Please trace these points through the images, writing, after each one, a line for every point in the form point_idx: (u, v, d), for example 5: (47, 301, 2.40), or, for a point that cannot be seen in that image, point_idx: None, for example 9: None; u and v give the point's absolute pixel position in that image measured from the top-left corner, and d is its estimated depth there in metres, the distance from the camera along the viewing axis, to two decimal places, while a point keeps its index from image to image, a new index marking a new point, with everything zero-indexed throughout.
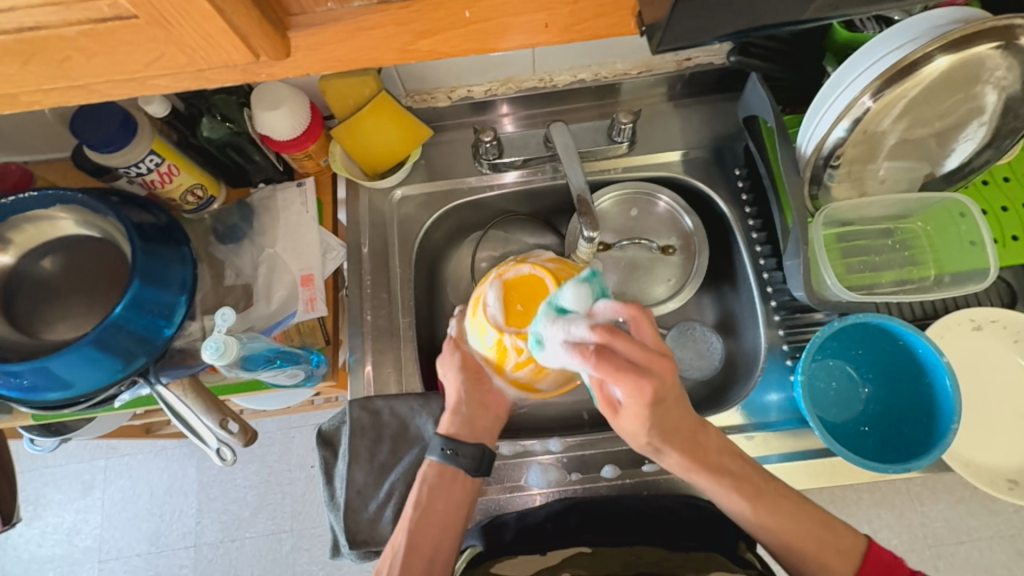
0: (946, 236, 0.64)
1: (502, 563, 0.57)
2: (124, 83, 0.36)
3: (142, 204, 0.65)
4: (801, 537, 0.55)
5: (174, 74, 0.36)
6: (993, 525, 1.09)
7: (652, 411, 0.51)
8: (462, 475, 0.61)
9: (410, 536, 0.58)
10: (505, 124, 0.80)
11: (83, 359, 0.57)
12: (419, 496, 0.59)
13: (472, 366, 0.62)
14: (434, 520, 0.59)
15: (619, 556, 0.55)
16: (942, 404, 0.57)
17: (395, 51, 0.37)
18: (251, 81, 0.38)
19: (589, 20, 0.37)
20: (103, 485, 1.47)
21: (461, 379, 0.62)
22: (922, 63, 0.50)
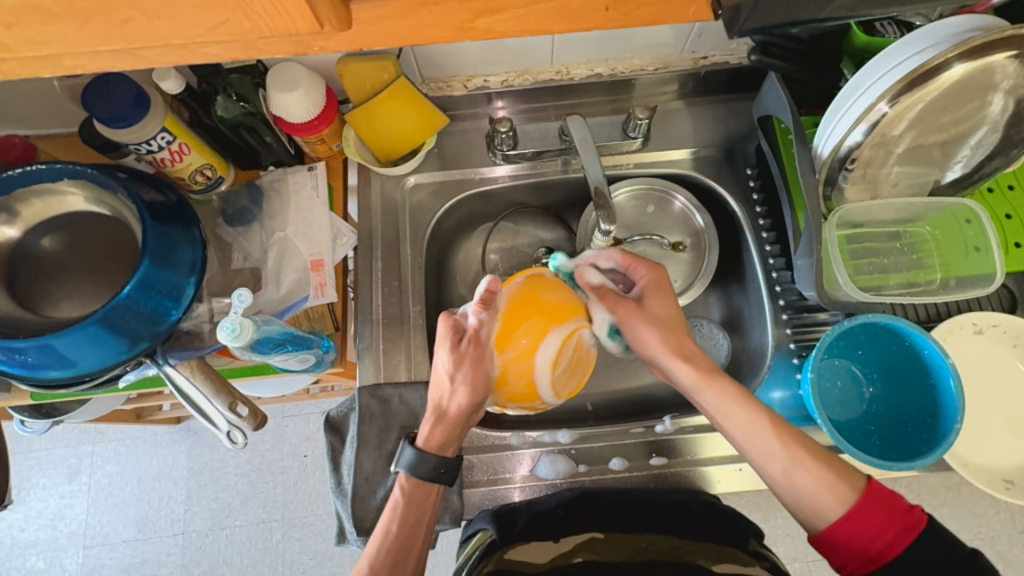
0: (952, 242, 0.66)
1: (517, 548, 0.56)
2: (173, 49, 0.36)
3: (151, 182, 0.64)
4: (811, 477, 0.52)
5: (228, 43, 0.36)
6: (974, 528, 1.16)
7: (629, 337, 0.47)
8: (435, 489, 0.60)
9: (393, 555, 0.56)
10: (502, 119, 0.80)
11: (90, 338, 0.56)
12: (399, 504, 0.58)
13: (477, 391, 0.59)
14: (411, 535, 0.58)
15: (632, 544, 0.56)
16: (947, 404, 0.58)
17: (451, 28, 0.38)
18: (302, 53, 0.38)
19: (648, 7, 0.39)
20: (89, 470, 1.45)
21: (468, 396, 0.59)
22: (942, 69, 0.51)
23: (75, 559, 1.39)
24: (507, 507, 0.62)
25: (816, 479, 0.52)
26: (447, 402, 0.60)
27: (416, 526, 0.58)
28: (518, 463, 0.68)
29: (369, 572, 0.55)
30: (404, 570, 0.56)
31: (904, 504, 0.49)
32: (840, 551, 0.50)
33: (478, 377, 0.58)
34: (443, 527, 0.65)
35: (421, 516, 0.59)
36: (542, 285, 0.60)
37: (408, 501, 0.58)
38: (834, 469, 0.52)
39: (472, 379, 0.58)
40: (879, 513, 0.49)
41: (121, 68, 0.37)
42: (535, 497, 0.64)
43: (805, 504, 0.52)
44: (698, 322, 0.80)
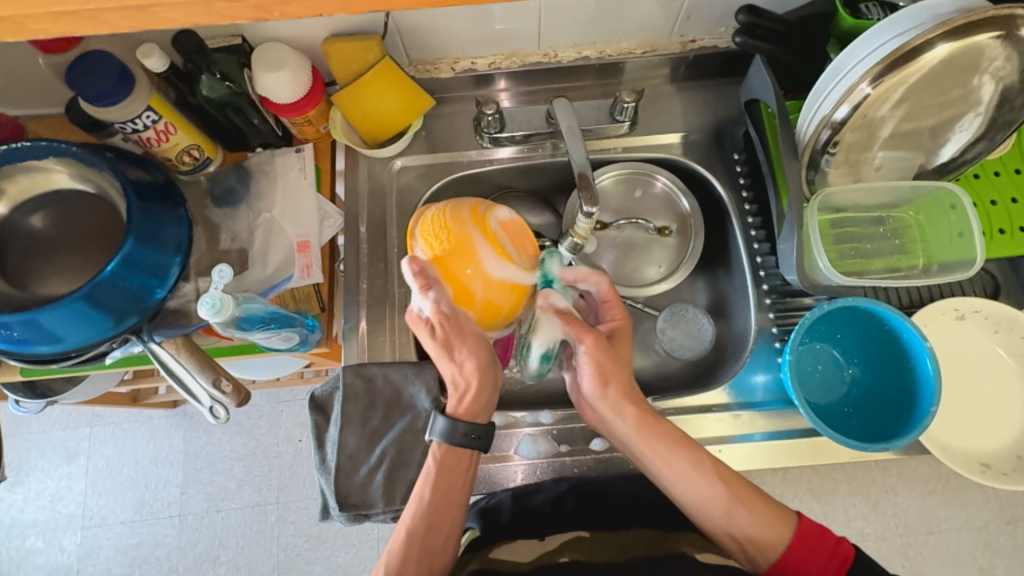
0: (937, 227, 0.66)
1: (500, 548, 0.57)
2: (135, 13, 0.37)
3: (137, 161, 0.65)
4: (750, 517, 0.56)
5: (186, 6, 0.36)
6: (962, 517, 1.20)
7: (612, 346, 0.61)
8: (469, 452, 0.59)
9: (426, 521, 0.57)
10: (503, 100, 0.80)
11: (75, 314, 0.56)
12: (432, 478, 0.58)
13: (482, 368, 0.57)
14: (447, 503, 0.58)
15: (618, 541, 0.56)
16: (923, 387, 0.59)
17: None
18: (264, 19, 0.38)
19: None
20: (87, 452, 1.46)
21: (471, 371, 0.58)
22: (924, 49, 0.51)
23: (73, 539, 1.41)
24: (490, 501, 0.65)
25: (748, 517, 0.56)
26: (459, 375, 0.58)
27: (453, 489, 0.58)
28: (498, 443, 0.69)
29: (404, 539, 0.57)
30: (437, 536, 0.58)
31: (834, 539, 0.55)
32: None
33: (471, 352, 0.57)
34: None
35: (457, 480, 0.59)
36: (441, 236, 0.56)
37: (443, 468, 0.58)
38: (771, 507, 0.57)
39: (464, 356, 0.57)
40: (818, 555, 0.55)
41: (85, 33, 0.37)
42: (522, 490, 0.65)
43: (751, 542, 0.57)
44: (682, 308, 0.80)
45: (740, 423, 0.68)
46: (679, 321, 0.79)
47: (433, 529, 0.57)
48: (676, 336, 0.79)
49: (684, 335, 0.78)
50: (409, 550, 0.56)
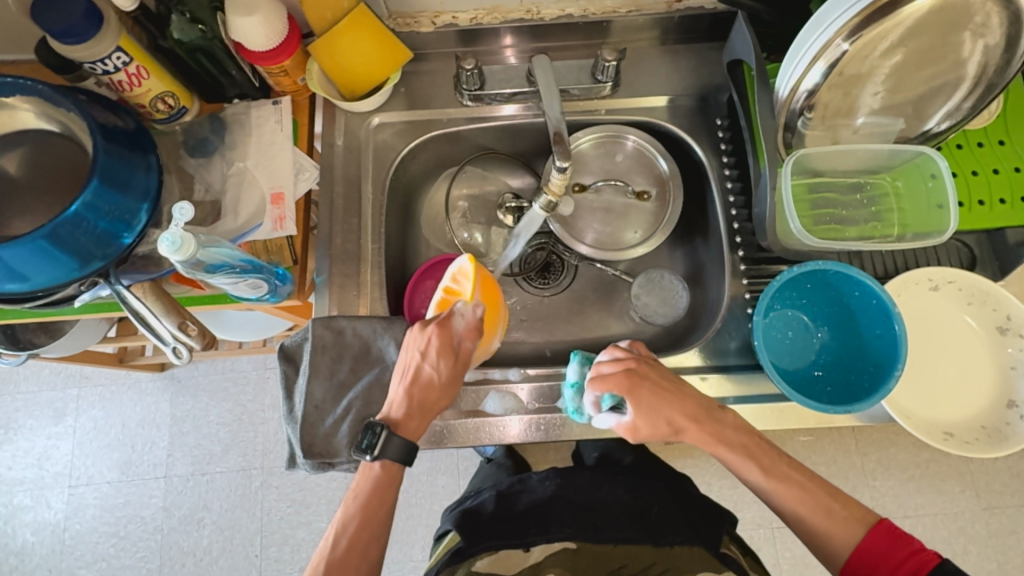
0: (914, 196, 0.65)
1: (484, 560, 0.63)
2: None
3: (107, 104, 0.64)
4: (813, 509, 0.56)
5: None
6: (939, 503, 1.21)
7: (648, 397, 0.58)
8: (394, 466, 0.59)
9: (368, 530, 0.57)
10: (509, 57, 0.79)
11: (38, 253, 0.56)
12: (365, 487, 0.58)
13: (435, 406, 0.61)
14: (370, 525, 0.57)
15: (605, 561, 0.63)
16: (891, 352, 0.59)
17: None
18: None
19: None
20: (75, 413, 1.48)
21: (430, 402, 0.61)
22: (903, 2, 0.50)
23: (60, 498, 1.42)
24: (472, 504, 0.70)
25: (841, 535, 0.55)
26: (433, 399, 0.61)
27: (372, 510, 0.57)
28: (465, 399, 0.69)
29: (340, 551, 0.56)
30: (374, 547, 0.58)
31: (913, 548, 0.52)
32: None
33: (448, 392, 0.61)
34: None
35: (381, 497, 0.58)
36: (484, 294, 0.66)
37: (376, 485, 0.58)
38: (829, 506, 0.56)
39: (434, 387, 0.61)
40: (887, 554, 0.53)
41: None
42: (508, 492, 0.71)
43: (814, 535, 0.56)
44: (659, 274, 0.80)
45: (708, 386, 0.68)
46: (655, 286, 0.80)
47: (354, 556, 0.56)
48: (651, 302, 0.79)
49: (659, 301, 0.79)
50: (349, 559, 0.56)
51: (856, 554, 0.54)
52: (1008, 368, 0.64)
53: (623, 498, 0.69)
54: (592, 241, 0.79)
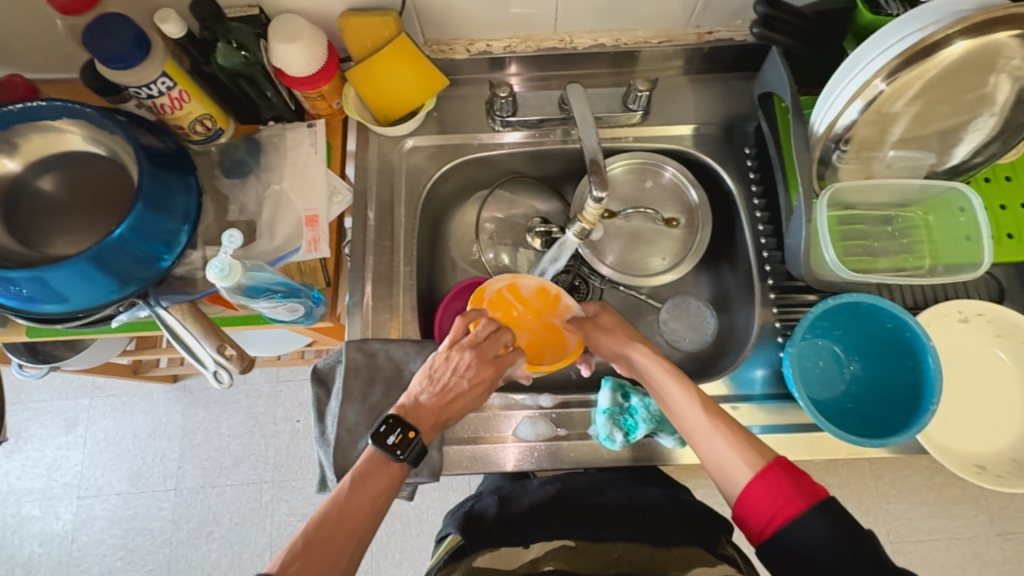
0: (943, 228, 0.66)
1: (484, 557, 0.58)
2: None
3: (148, 127, 0.65)
4: (726, 445, 0.55)
5: None
6: (953, 527, 1.20)
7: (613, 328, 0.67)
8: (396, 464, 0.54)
9: (346, 523, 0.49)
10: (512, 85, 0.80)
11: (82, 275, 0.57)
12: (357, 476, 0.52)
13: (453, 420, 0.59)
14: (365, 505, 0.51)
15: (604, 556, 0.58)
16: (924, 385, 0.59)
17: None
18: None
19: None
20: (86, 423, 1.47)
21: (451, 415, 0.59)
22: (942, 46, 0.51)
23: (68, 509, 1.41)
24: (474, 508, 0.65)
25: (743, 466, 0.53)
26: (463, 400, 0.59)
27: (374, 489, 0.52)
28: (497, 422, 0.70)
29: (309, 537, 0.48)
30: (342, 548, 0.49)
31: (805, 479, 0.51)
32: (745, 518, 0.53)
33: (475, 397, 0.60)
34: (420, 480, 0.66)
35: (383, 482, 0.53)
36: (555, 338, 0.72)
37: (380, 469, 0.53)
38: (745, 441, 0.55)
39: (462, 402, 0.59)
40: (777, 486, 0.51)
41: None
42: (509, 494, 0.67)
43: (724, 471, 0.55)
44: (686, 299, 0.80)
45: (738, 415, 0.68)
46: (681, 312, 0.80)
47: (344, 534, 0.49)
48: (679, 328, 0.79)
49: (687, 327, 0.79)
50: (317, 543, 0.48)
51: (749, 483, 0.52)
52: None
53: (624, 500, 0.66)
54: (615, 266, 0.80)
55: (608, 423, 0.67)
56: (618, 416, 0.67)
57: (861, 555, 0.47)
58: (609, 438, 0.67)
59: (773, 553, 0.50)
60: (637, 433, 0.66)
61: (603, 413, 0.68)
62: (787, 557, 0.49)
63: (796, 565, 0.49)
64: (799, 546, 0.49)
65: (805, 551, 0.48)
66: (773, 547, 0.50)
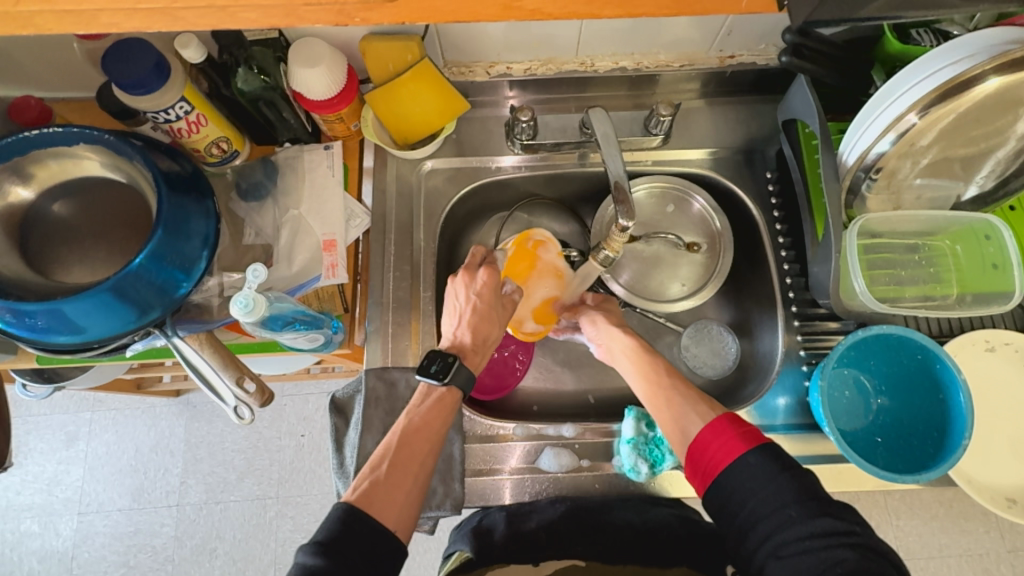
0: (971, 258, 0.65)
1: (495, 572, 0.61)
2: (212, 11, 0.36)
3: (166, 151, 0.63)
4: (679, 404, 0.58)
5: (267, 8, 0.35)
6: (963, 544, 1.20)
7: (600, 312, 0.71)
8: (445, 399, 0.59)
9: (400, 464, 0.54)
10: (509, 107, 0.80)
11: (99, 306, 0.55)
12: (410, 422, 0.57)
13: (494, 341, 0.65)
14: (425, 439, 0.57)
15: None
16: (956, 419, 0.58)
17: (498, 7, 0.37)
18: (344, 24, 0.37)
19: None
20: (87, 437, 1.45)
21: (490, 340, 0.64)
22: (976, 82, 0.50)
23: (69, 525, 1.39)
24: (482, 524, 0.65)
25: (694, 417, 0.55)
26: (488, 330, 0.64)
27: (433, 423, 0.58)
28: (518, 452, 0.70)
29: (370, 483, 0.52)
30: (399, 492, 0.53)
31: (745, 427, 0.51)
32: (693, 468, 0.53)
33: (496, 325, 0.65)
34: (443, 514, 0.65)
35: (440, 416, 0.58)
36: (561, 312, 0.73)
37: (438, 404, 0.59)
38: (699, 399, 0.57)
39: (493, 322, 0.64)
40: (720, 434, 0.52)
41: (158, 28, 0.36)
42: (517, 511, 0.65)
43: (677, 430, 0.56)
44: (706, 324, 0.80)
45: None
46: (703, 337, 0.79)
47: (412, 464, 0.55)
48: (700, 353, 0.79)
49: (708, 352, 0.78)
50: (383, 489, 0.52)
51: (698, 433, 0.54)
52: None
53: (634, 521, 0.63)
54: (633, 289, 0.79)
55: (633, 455, 0.66)
56: (643, 445, 0.66)
57: (796, 492, 0.46)
58: (632, 470, 0.66)
59: (713, 498, 0.50)
60: (663, 465, 0.66)
61: (625, 444, 0.67)
62: (725, 500, 0.49)
63: (734, 509, 0.48)
64: (736, 489, 0.48)
65: (740, 493, 0.48)
66: (713, 492, 0.50)
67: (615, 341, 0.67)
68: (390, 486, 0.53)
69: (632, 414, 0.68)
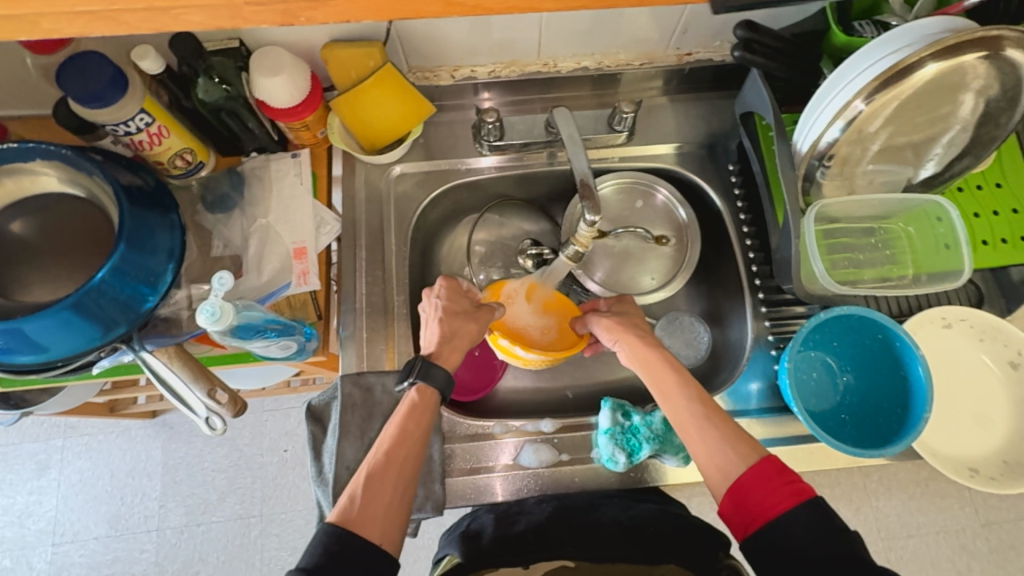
0: (925, 238, 0.68)
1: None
2: (155, 15, 0.36)
3: (127, 164, 0.62)
4: (713, 438, 0.54)
5: (209, 8, 0.36)
6: (940, 520, 1.23)
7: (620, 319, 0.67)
8: (429, 394, 0.60)
9: (382, 478, 0.53)
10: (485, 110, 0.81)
11: (61, 324, 0.54)
12: (392, 429, 0.56)
13: (465, 335, 0.64)
14: (408, 447, 0.56)
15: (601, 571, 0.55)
16: (916, 394, 0.61)
17: (440, 4, 0.39)
18: (288, 24, 0.38)
19: None
20: (59, 466, 1.40)
21: (462, 335, 0.64)
22: (916, 68, 0.52)
23: (43, 557, 1.34)
24: (472, 526, 0.65)
25: (735, 457, 0.52)
26: (457, 327, 0.65)
27: (410, 428, 0.57)
28: (498, 451, 0.70)
29: (349, 502, 0.51)
30: (378, 507, 0.52)
31: (793, 477, 0.49)
32: (735, 511, 0.50)
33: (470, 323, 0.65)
34: (424, 516, 0.65)
35: (421, 419, 0.58)
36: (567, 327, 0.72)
37: (414, 409, 0.59)
38: (738, 438, 0.54)
39: (463, 320, 0.65)
40: (765, 482, 0.49)
41: (100, 34, 0.36)
42: (505, 512, 0.65)
43: (713, 466, 0.53)
44: (679, 315, 0.82)
45: None
46: (675, 328, 0.81)
47: (391, 474, 0.54)
48: (674, 344, 0.79)
49: (681, 343, 0.79)
50: (368, 510, 0.51)
51: (740, 477, 0.51)
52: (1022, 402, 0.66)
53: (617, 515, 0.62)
54: (607, 285, 0.81)
55: (612, 446, 0.67)
56: (622, 435, 0.67)
57: (842, 553, 0.45)
58: (612, 460, 0.67)
59: (754, 547, 0.48)
60: (641, 453, 0.66)
61: (603, 436, 0.68)
62: (767, 551, 0.47)
63: (774, 563, 0.47)
64: (781, 543, 0.47)
65: (785, 548, 0.46)
66: (754, 541, 0.48)
67: (633, 347, 0.63)
68: (372, 502, 0.51)
69: (607, 406, 0.69)
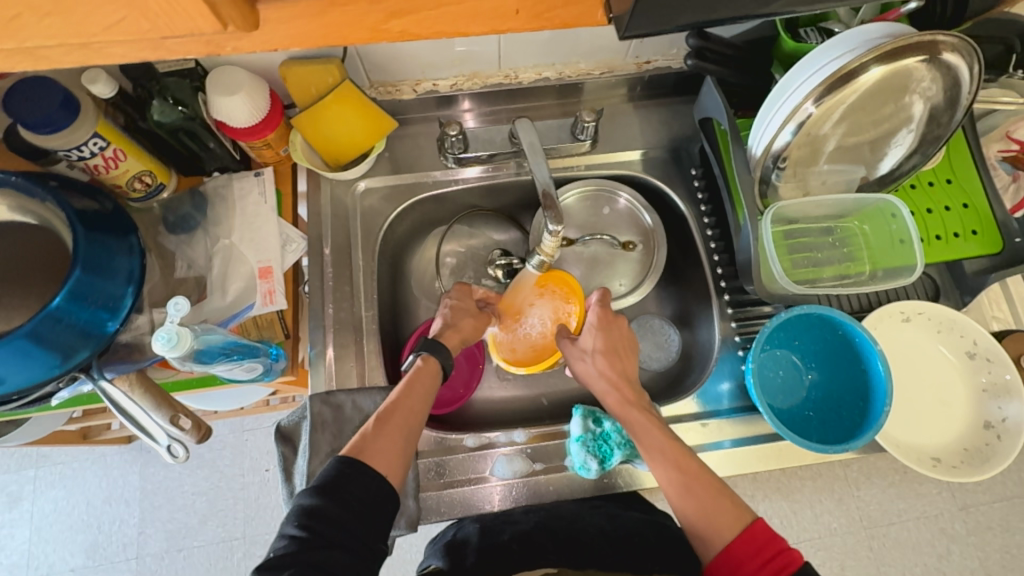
0: (879, 235, 0.69)
1: None
2: (75, 49, 0.35)
3: (83, 190, 0.61)
4: (695, 504, 0.55)
5: (131, 42, 0.35)
6: (920, 507, 1.24)
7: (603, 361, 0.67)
8: (433, 363, 0.64)
9: (389, 428, 0.57)
10: (466, 120, 0.81)
11: (17, 352, 0.53)
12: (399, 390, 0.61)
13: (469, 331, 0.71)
14: (414, 403, 0.61)
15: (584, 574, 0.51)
16: (876, 388, 0.62)
17: (367, 29, 0.39)
18: (215, 53, 0.38)
19: (557, 10, 0.40)
20: (32, 496, 1.36)
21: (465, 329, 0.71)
22: (859, 71, 0.54)
23: None
24: (457, 537, 0.64)
25: (714, 527, 0.53)
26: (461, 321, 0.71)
27: (417, 387, 0.62)
28: (472, 463, 0.70)
29: (361, 440, 0.55)
30: (390, 445, 0.55)
31: (780, 547, 0.49)
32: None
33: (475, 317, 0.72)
34: (399, 533, 0.65)
35: (425, 385, 0.63)
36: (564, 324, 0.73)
37: (420, 373, 0.63)
38: (720, 505, 0.54)
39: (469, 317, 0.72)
40: (750, 553, 0.50)
41: (22, 68, 0.36)
42: (491, 523, 0.64)
43: (696, 530, 0.54)
44: (649, 318, 0.83)
45: (709, 431, 0.70)
46: (646, 331, 0.82)
47: (400, 424, 0.58)
48: (645, 348, 0.81)
49: (652, 346, 0.81)
50: (380, 445, 0.55)
51: (723, 550, 0.51)
52: (980, 391, 0.68)
53: (591, 522, 0.62)
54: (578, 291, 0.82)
55: (585, 452, 0.68)
56: (594, 440, 0.68)
57: None
58: (585, 466, 0.67)
59: None
60: (612, 459, 0.67)
61: (575, 443, 0.69)
62: None
63: None
64: None
65: None
66: None
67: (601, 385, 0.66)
68: (382, 441, 0.55)
69: (579, 411, 0.71)
